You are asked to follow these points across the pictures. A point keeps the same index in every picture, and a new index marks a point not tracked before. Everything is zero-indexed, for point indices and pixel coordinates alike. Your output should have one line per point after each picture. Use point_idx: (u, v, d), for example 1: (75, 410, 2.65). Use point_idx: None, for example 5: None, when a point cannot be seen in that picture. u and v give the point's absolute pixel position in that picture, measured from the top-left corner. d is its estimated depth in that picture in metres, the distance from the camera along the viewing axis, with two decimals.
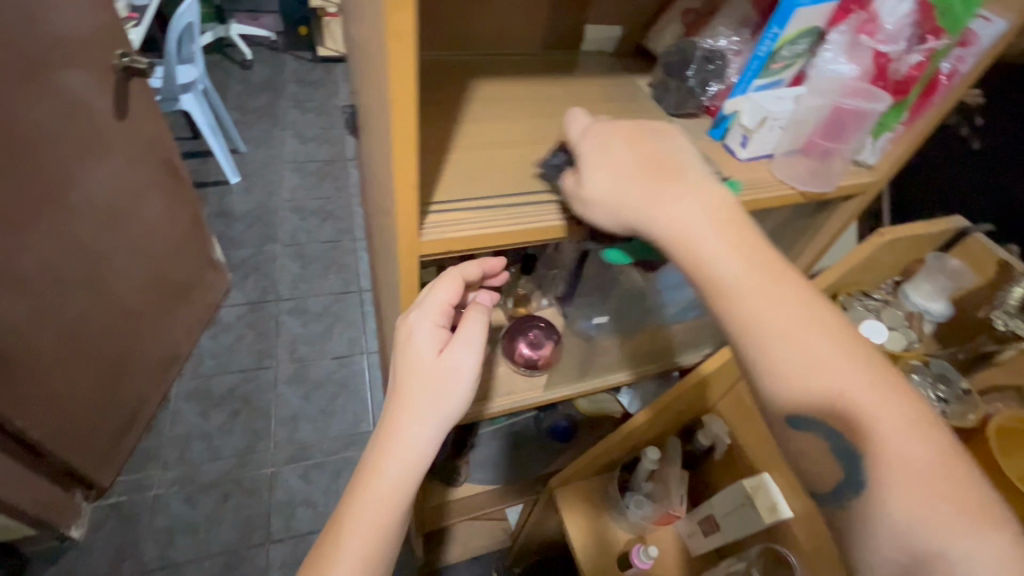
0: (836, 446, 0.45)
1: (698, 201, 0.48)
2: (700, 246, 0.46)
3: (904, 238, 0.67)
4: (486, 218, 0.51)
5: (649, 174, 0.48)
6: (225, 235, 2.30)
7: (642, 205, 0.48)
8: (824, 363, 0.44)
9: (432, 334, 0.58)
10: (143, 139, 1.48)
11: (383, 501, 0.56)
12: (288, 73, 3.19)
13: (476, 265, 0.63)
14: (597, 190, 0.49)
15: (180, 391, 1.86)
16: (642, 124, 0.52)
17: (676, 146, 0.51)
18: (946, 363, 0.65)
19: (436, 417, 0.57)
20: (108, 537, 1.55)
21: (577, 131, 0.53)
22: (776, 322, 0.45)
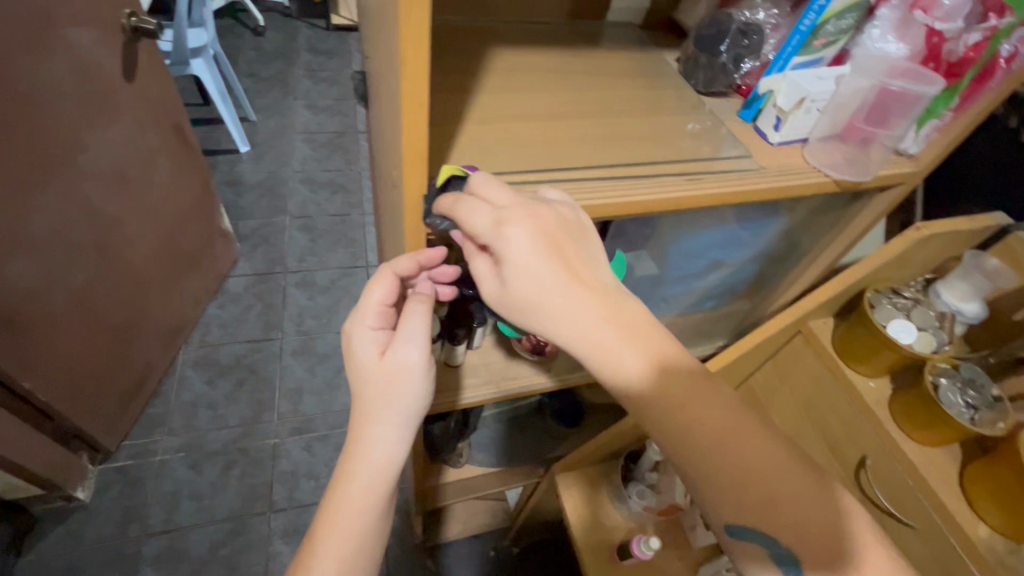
0: (774, 552, 0.45)
1: (611, 312, 0.46)
2: (609, 358, 0.46)
3: (943, 233, 0.64)
4: None
5: (572, 287, 0.45)
6: (234, 205, 2.28)
7: (563, 314, 0.45)
8: (737, 462, 0.45)
9: (373, 340, 0.60)
10: (153, 104, 1.45)
11: (356, 504, 0.59)
12: (301, 41, 3.12)
13: (409, 261, 0.59)
14: (519, 298, 0.46)
15: (186, 359, 1.86)
16: (556, 213, 0.46)
17: (589, 248, 0.47)
18: (976, 366, 0.62)
19: (395, 416, 0.59)
20: (115, 499, 1.57)
21: (484, 220, 0.44)
22: (701, 435, 0.45)
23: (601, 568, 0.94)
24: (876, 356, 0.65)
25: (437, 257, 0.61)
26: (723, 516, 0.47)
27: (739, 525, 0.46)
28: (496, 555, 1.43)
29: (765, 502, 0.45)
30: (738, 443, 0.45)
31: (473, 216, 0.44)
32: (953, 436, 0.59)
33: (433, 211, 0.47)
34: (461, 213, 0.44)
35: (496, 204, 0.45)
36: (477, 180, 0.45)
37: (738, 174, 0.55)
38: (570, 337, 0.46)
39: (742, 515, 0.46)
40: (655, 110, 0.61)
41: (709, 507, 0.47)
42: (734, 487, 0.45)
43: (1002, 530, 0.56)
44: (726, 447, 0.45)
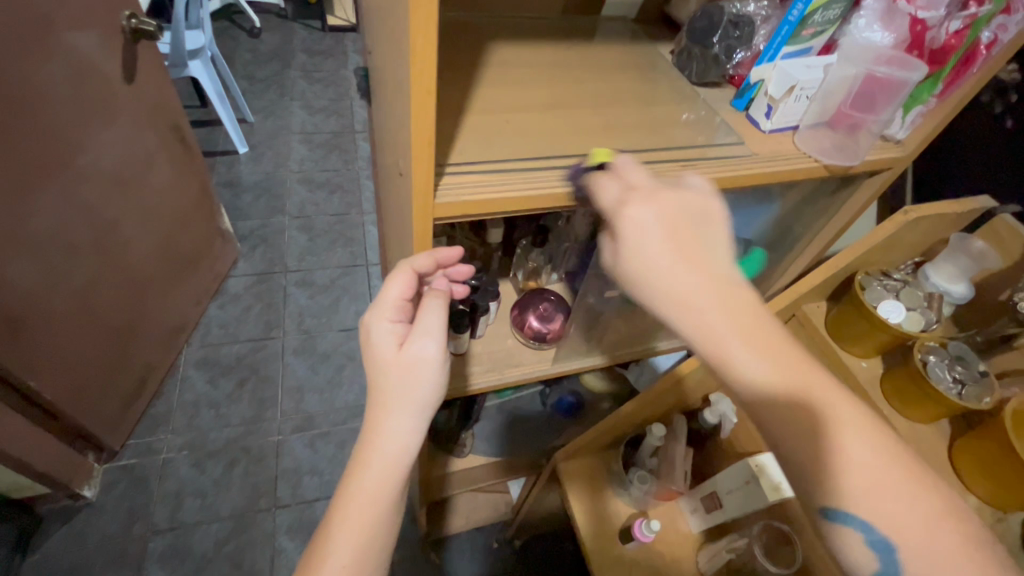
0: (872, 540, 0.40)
1: (724, 298, 0.43)
2: (710, 342, 0.43)
3: (930, 216, 0.66)
4: (503, 181, 0.50)
5: (687, 265, 0.44)
6: (232, 205, 2.30)
7: (670, 290, 0.44)
8: (837, 442, 0.41)
9: (391, 332, 0.62)
10: (151, 105, 1.46)
11: (369, 493, 0.60)
12: (297, 42, 3.14)
13: (427, 257, 0.63)
14: (629, 266, 0.46)
15: (189, 358, 1.87)
16: (687, 199, 0.46)
17: (715, 238, 0.46)
18: (964, 345, 0.64)
19: (410, 406, 0.60)
20: (119, 498, 1.58)
21: (613, 193, 0.47)
22: (803, 416, 0.41)
23: (604, 552, 0.96)
24: (866, 336, 0.67)
25: (454, 256, 0.68)
26: (821, 500, 0.42)
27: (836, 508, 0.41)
28: (500, 547, 1.45)
29: (869, 489, 0.40)
30: (842, 424, 0.41)
31: (605, 190, 0.48)
32: (942, 411, 0.61)
33: (574, 190, 0.52)
34: (595, 184, 0.48)
35: (629, 184, 0.47)
36: (622, 162, 0.49)
37: (732, 160, 0.57)
38: (672, 314, 0.44)
39: (840, 498, 0.41)
40: (650, 101, 0.63)
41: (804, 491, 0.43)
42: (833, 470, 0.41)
43: (989, 502, 0.58)
44: (828, 432, 0.41)
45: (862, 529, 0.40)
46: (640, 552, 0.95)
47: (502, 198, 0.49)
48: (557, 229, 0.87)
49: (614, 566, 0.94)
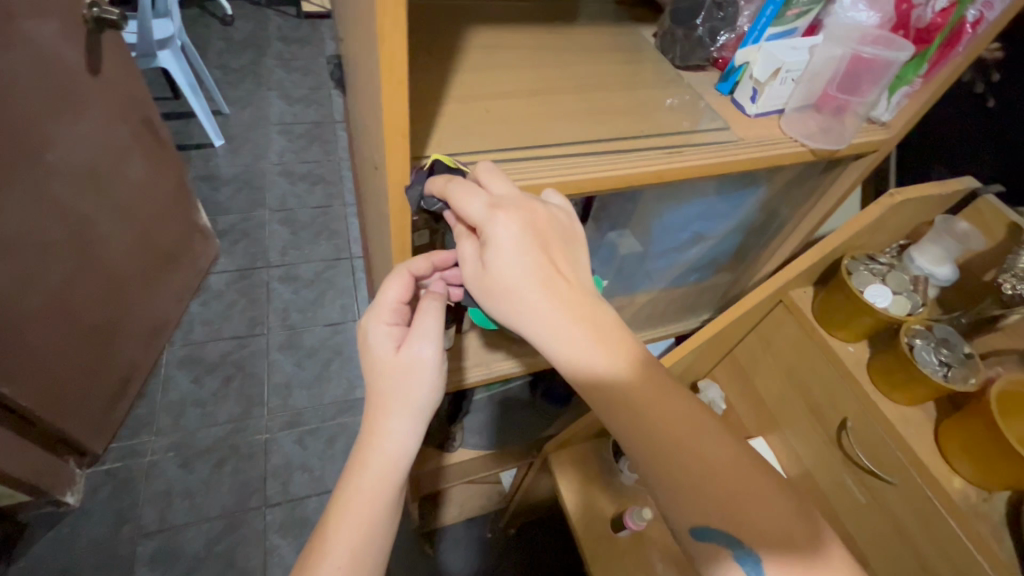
0: (736, 552, 0.45)
1: (582, 310, 0.47)
2: (571, 353, 0.47)
3: (914, 198, 0.66)
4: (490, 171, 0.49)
5: (548, 281, 0.46)
6: (210, 200, 2.24)
7: (535, 309, 0.46)
8: (698, 460, 0.47)
9: (389, 335, 0.61)
10: (119, 97, 1.40)
11: (366, 496, 0.59)
12: (272, 30, 3.04)
13: (424, 260, 0.63)
14: (498, 283, 0.47)
15: (171, 358, 1.83)
16: (549, 214, 0.48)
17: (573, 251, 0.49)
18: (949, 327, 0.64)
19: (410, 407, 0.59)
20: (105, 502, 1.55)
21: (478, 204, 0.45)
22: (662, 433, 0.47)
23: (596, 542, 0.96)
24: (855, 320, 0.67)
25: (452, 259, 0.66)
26: (689, 517, 0.47)
27: (703, 525, 0.46)
28: (493, 536, 1.45)
29: (725, 505, 0.46)
30: (701, 443, 0.47)
31: (470, 199, 0.45)
32: (927, 394, 0.61)
33: (424, 199, 0.48)
34: (457, 196, 0.45)
35: (493, 195, 0.46)
36: (481, 169, 0.47)
37: (718, 146, 0.56)
38: (538, 330, 0.47)
39: (704, 514, 0.46)
40: (635, 85, 0.61)
41: (670, 508, 0.48)
42: (696, 488, 0.46)
43: (974, 481, 0.59)
44: (684, 452, 0.47)
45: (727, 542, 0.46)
46: (632, 539, 0.96)
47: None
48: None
49: (607, 555, 0.94)
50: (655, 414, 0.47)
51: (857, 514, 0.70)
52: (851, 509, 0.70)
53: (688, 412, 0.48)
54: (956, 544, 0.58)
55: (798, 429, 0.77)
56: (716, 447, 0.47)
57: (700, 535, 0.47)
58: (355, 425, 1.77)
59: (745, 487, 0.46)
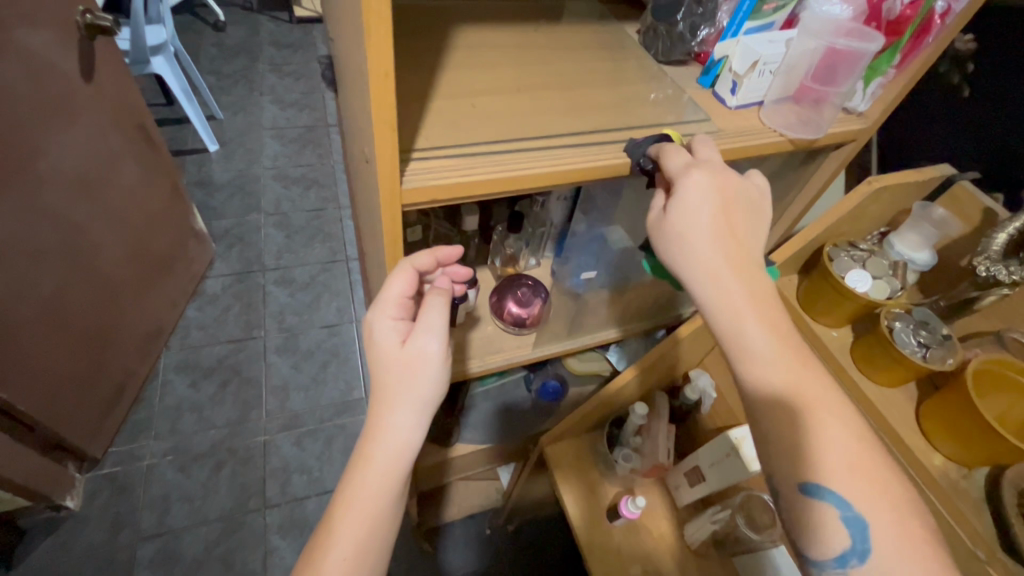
0: (845, 514, 0.44)
1: (749, 275, 0.49)
2: (724, 304, 0.48)
3: (892, 185, 0.67)
4: (479, 162, 0.50)
5: (725, 240, 0.49)
6: (205, 205, 2.25)
7: (702, 253, 0.48)
8: (823, 426, 0.45)
9: (394, 329, 0.63)
10: (111, 103, 1.41)
11: (372, 487, 0.60)
12: (264, 35, 3.06)
13: (427, 256, 0.65)
14: (674, 226, 0.50)
15: (168, 362, 1.84)
16: (742, 187, 0.50)
17: (758, 228, 0.51)
18: (928, 310, 0.66)
19: (413, 402, 0.60)
20: (104, 506, 1.56)
21: (681, 160, 0.51)
22: (792, 391, 0.46)
23: (592, 533, 0.97)
24: (837, 305, 0.68)
25: (454, 254, 0.70)
26: (802, 473, 0.46)
27: (822, 484, 0.45)
28: (492, 533, 1.46)
29: (845, 469, 0.44)
30: (826, 413, 0.46)
31: (675, 154, 0.51)
32: (907, 375, 0.63)
33: (636, 151, 0.54)
34: (668, 150, 0.51)
35: (698, 158, 0.51)
36: (695, 142, 0.53)
37: (700, 138, 0.58)
38: (699, 273, 0.49)
39: (823, 476, 0.45)
40: (618, 80, 0.63)
41: (783, 461, 0.47)
42: (817, 448, 0.45)
43: (954, 458, 0.61)
44: (799, 414, 0.46)
45: (838, 505, 0.44)
46: (626, 530, 0.97)
47: (472, 182, 0.49)
48: (531, 209, 0.85)
49: (602, 546, 0.96)
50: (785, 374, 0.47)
51: None
52: None
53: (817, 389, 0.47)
54: (935, 519, 0.60)
55: None
56: (842, 420, 0.46)
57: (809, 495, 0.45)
58: (353, 425, 1.78)
59: (860, 459, 0.45)
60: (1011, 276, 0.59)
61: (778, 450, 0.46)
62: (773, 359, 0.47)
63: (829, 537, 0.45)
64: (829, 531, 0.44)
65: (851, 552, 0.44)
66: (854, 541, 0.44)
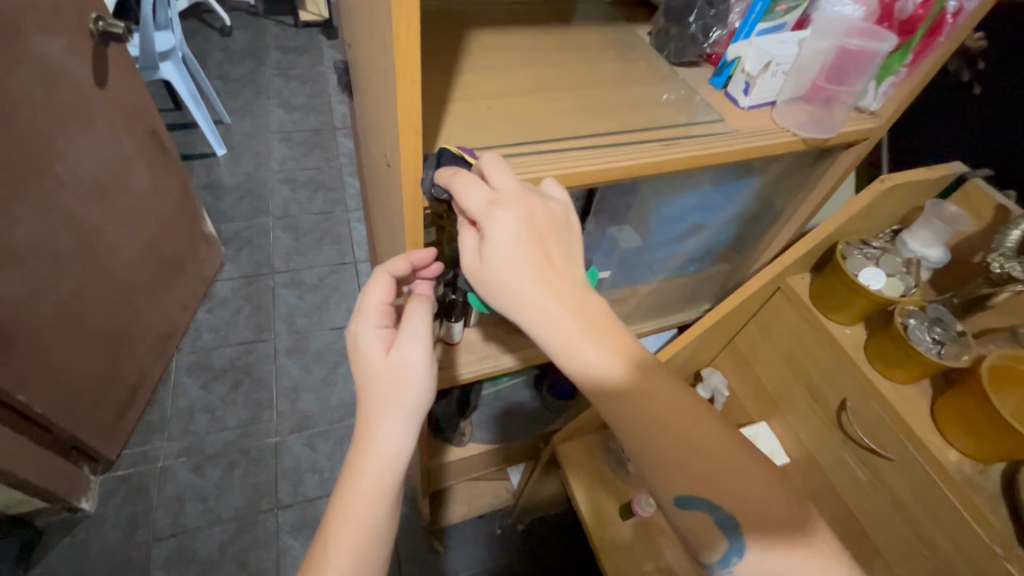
0: (717, 517, 0.49)
1: (574, 303, 0.48)
2: (567, 351, 0.48)
3: (906, 183, 0.68)
4: (535, 159, 0.53)
5: (544, 275, 0.48)
6: (214, 209, 2.27)
7: (528, 300, 0.48)
8: (686, 441, 0.49)
9: (379, 338, 0.63)
10: (124, 109, 1.43)
11: (364, 497, 0.61)
12: (270, 39, 3.08)
13: (401, 262, 0.64)
14: (494, 274, 0.48)
15: (180, 365, 1.86)
16: (545, 208, 0.48)
17: (570, 245, 0.50)
18: (942, 307, 0.66)
19: (401, 410, 0.61)
20: (119, 507, 1.58)
21: (477, 198, 0.45)
22: (651, 416, 0.48)
23: (604, 530, 0.98)
24: (851, 303, 0.69)
25: (428, 257, 0.66)
26: (674, 488, 0.50)
27: (687, 496, 0.50)
28: (503, 532, 1.46)
29: (710, 480, 0.48)
30: (688, 426, 0.49)
31: (469, 192, 0.46)
32: (921, 372, 0.63)
33: (429, 190, 0.49)
34: (458, 190, 0.46)
35: (494, 187, 0.46)
36: (483, 162, 0.47)
37: (712, 138, 0.59)
38: (532, 319, 0.48)
39: (690, 488, 0.49)
40: (630, 82, 0.64)
41: (656, 481, 0.50)
42: (682, 466, 0.49)
43: (969, 455, 0.61)
44: (660, 437, 0.48)
45: (710, 511, 0.49)
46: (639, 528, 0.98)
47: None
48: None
49: (615, 543, 0.97)
50: (642, 400, 0.49)
51: (858, 492, 0.72)
52: (851, 486, 0.72)
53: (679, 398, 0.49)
54: (951, 513, 0.60)
55: (799, 414, 0.79)
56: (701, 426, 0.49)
57: (683, 505, 0.50)
58: None
59: (725, 462, 0.49)
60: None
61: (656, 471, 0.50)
62: (627, 387, 0.48)
63: (708, 539, 0.51)
64: (707, 537, 0.50)
65: (734, 552, 0.49)
66: (730, 540, 0.49)
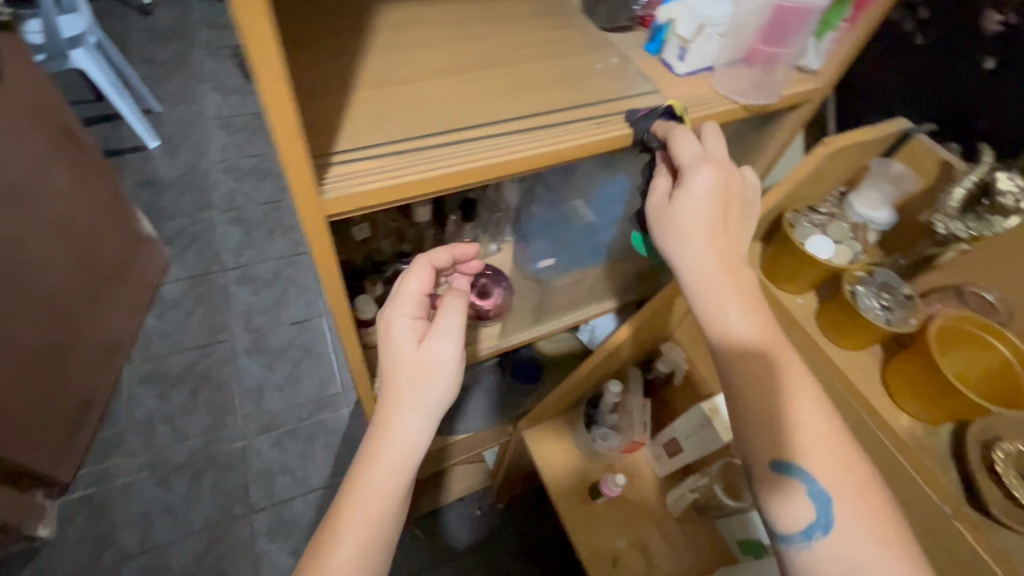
0: (811, 489, 0.47)
1: (733, 268, 0.52)
2: (714, 304, 0.51)
3: (852, 145, 0.65)
4: (455, 151, 0.48)
5: (718, 233, 0.52)
6: (153, 206, 2.13)
7: (694, 250, 0.52)
8: (792, 412, 0.49)
9: (411, 328, 0.61)
10: (27, 107, 1.29)
11: (380, 488, 0.58)
12: (197, 16, 2.85)
13: (445, 253, 0.64)
14: (675, 218, 0.52)
15: (133, 376, 1.77)
16: (741, 186, 0.54)
17: (749, 224, 0.55)
18: (890, 271, 0.65)
19: (421, 405, 0.59)
20: (83, 529, 1.52)
21: (690, 152, 0.52)
22: (766, 384, 0.49)
23: (574, 511, 0.98)
24: (799, 273, 0.68)
25: (469, 252, 0.68)
26: (770, 453, 0.49)
27: (787, 460, 0.48)
28: (483, 513, 1.43)
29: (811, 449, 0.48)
30: (798, 400, 0.49)
31: (684, 145, 0.52)
32: (870, 338, 0.63)
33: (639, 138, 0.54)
34: (678, 138, 0.52)
35: (705, 149, 0.53)
36: (702, 129, 0.54)
37: (646, 112, 0.55)
38: (690, 267, 0.52)
39: (786, 453, 0.48)
40: (559, 54, 0.58)
41: (752, 444, 0.50)
42: (786, 432, 0.48)
43: (919, 416, 0.61)
44: (768, 404, 0.49)
45: (806, 481, 0.48)
46: (610, 506, 0.98)
47: (405, 186, 0.46)
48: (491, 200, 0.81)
49: (587, 523, 0.96)
50: (761, 371, 0.50)
51: None
52: None
53: (783, 364, 0.50)
54: (900, 476, 0.61)
55: None
56: (813, 400, 0.49)
57: (781, 472, 0.49)
58: (334, 420, 1.75)
59: (827, 437, 0.48)
60: (968, 232, 0.58)
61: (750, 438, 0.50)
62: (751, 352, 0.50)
63: (794, 508, 0.48)
64: (798, 508, 0.48)
65: (816, 526, 0.48)
66: (818, 515, 0.47)
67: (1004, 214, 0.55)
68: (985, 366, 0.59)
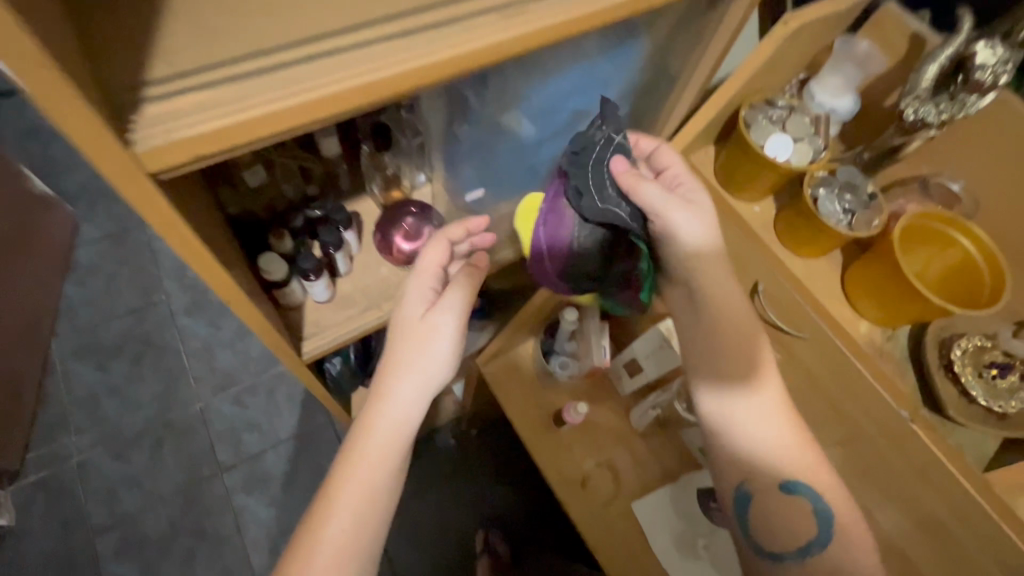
0: (816, 508, 0.54)
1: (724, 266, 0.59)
2: (730, 304, 0.58)
3: (814, 22, 0.55)
4: (323, 67, 0.35)
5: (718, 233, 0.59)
6: (40, 157, 1.83)
7: (711, 246, 0.57)
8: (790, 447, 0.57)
9: (421, 298, 0.56)
10: None
11: (372, 461, 0.53)
12: None
13: (462, 226, 0.59)
14: (696, 212, 0.57)
15: (62, 351, 1.63)
16: None
17: None
18: (853, 167, 0.59)
19: (419, 374, 0.54)
20: (46, 512, 1.46)
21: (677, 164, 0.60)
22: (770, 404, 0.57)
23: (539, 441, 0.97)
24: (755, 180, 0.61)
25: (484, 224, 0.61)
26: (785, 474, 0.56)
27: (794, 479, 0.55)
28: (456, 441, 1.37)
29: (810, 472, 0.56)
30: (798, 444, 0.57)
31: (672, 158, 0.60)
32: (830, 244, 0.58)
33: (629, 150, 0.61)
34: (666, 150, 0.60)
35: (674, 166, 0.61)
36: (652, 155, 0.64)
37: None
38: (709, 259, 0.57)
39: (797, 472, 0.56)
40: None
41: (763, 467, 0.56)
42: (790, 454, 0.56)
43: (879, 322, 0.58)
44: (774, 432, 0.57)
45: (811, 500, 0.55)
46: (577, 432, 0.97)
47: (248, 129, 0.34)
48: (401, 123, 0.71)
49: (554, 451, 0.96)
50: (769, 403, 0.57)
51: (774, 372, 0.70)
52: None
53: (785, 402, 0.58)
54: (862, 388, 0.59)
55: None
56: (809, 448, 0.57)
57: (788, 492, 0.55)
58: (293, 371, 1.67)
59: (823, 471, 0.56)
60: (939, 116, 0.52)
61: (756, 460, 0.56)
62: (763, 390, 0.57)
63: (801, 524, 0.54)
64: (801, 522, 0.54)
65: (816, 543, 0.54)
66: (819, 528, 0.54)
67: (979, 92, 0.49)
68: (946, 264, 0.55)
